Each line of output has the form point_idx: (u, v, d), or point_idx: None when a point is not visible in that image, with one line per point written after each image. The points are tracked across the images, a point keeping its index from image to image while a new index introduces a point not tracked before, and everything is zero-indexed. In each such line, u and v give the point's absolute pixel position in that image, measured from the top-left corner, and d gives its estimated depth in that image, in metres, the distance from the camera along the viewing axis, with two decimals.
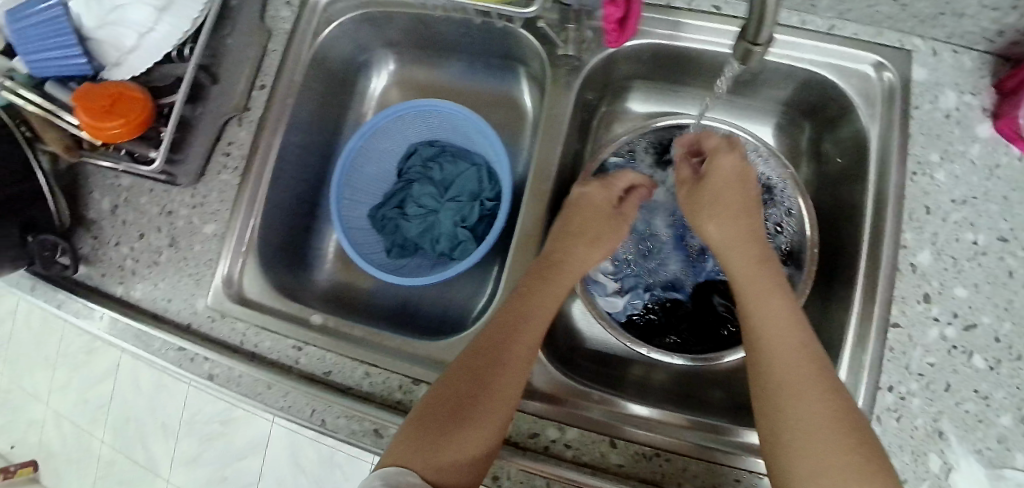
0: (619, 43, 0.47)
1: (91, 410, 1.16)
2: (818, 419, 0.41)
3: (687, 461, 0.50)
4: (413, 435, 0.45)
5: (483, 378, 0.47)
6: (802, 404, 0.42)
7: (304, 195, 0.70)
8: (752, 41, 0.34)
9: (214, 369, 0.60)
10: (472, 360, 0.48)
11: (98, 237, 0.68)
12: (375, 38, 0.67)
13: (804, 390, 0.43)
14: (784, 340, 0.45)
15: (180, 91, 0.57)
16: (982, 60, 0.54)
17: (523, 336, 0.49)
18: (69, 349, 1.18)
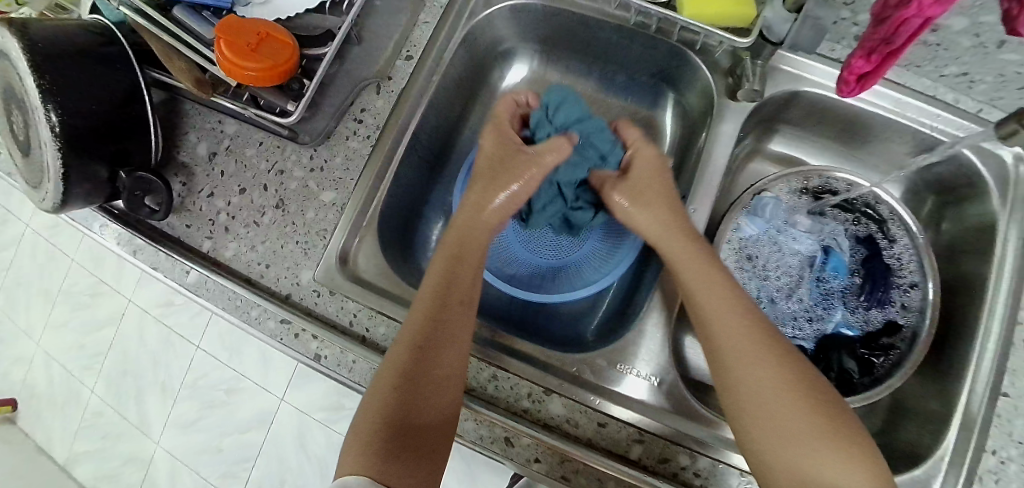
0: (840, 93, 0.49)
1: (87, 356, 1.08)
2: (785, 396, 0.44)
3: (665, 445, 0.51)
4: (368, 443, 0.46)
5: (420, 360, 0.48)
6: (758, 391, 0.45)
7: (424, 179, 0.66)
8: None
9: (323, 349, 0.56)
10: (400, 355, 0.49)
11: (187, 184, 0.61)
12: (525, 32, 0.65)
13: (766, 377, 0.45)
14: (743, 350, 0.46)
15: (333, 46, 0.53)
16: None
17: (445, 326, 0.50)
18: (72, 289, 1.10)
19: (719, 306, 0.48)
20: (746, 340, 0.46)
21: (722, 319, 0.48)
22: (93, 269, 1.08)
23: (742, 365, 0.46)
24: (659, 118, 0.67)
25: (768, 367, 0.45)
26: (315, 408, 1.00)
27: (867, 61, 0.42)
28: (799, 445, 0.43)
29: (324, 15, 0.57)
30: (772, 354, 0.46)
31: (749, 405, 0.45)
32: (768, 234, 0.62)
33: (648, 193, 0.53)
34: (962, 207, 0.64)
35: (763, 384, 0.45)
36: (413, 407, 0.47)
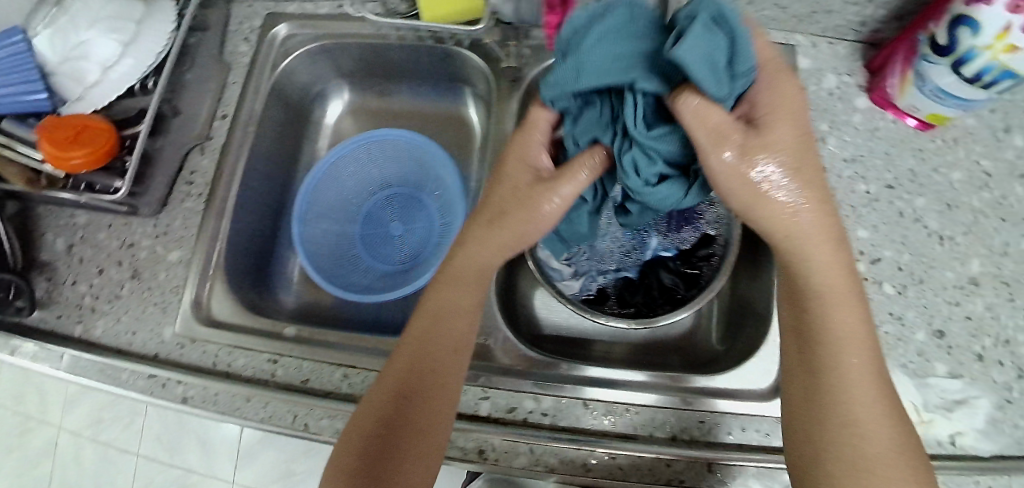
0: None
1: None
2: (877, 411, 0.43)
3: (652, 412, 0.56)
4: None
5: (402, 421, 0.47)
6: (864, 402, 0.43)
7: (267, 220, 0.72)
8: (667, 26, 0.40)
9: (188, 391, 0.60)
10: (384, 405, 0.48)
11: (52, 278, 0.66)
12: (329, 70, 0.73)
13: (866, 387, 0.43)
14: (849, 352, 0.44)
15: (144, 123, 0.60)
16: (853, 47, 0.66)
17: (428, 379, 0.49)
18: None
19: (842, 307, 0.44)
20: (857, 350, 0.44)
21: (840, 321, 0.44)
22: (16, 406, 1.07)
23: (846, 371, 0.43)
24: (466, 113, 0.75)
25: (863, 376, 0.43)
26: (268, 482, 1.01)
27: None
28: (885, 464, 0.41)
29: (137, 97, 0.63)
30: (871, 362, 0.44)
31: (839, 417, 0.42)
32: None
33: (801, 157, 0.42)
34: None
35: (861, 391, 0.43)
36: (386, 459, 0.46)
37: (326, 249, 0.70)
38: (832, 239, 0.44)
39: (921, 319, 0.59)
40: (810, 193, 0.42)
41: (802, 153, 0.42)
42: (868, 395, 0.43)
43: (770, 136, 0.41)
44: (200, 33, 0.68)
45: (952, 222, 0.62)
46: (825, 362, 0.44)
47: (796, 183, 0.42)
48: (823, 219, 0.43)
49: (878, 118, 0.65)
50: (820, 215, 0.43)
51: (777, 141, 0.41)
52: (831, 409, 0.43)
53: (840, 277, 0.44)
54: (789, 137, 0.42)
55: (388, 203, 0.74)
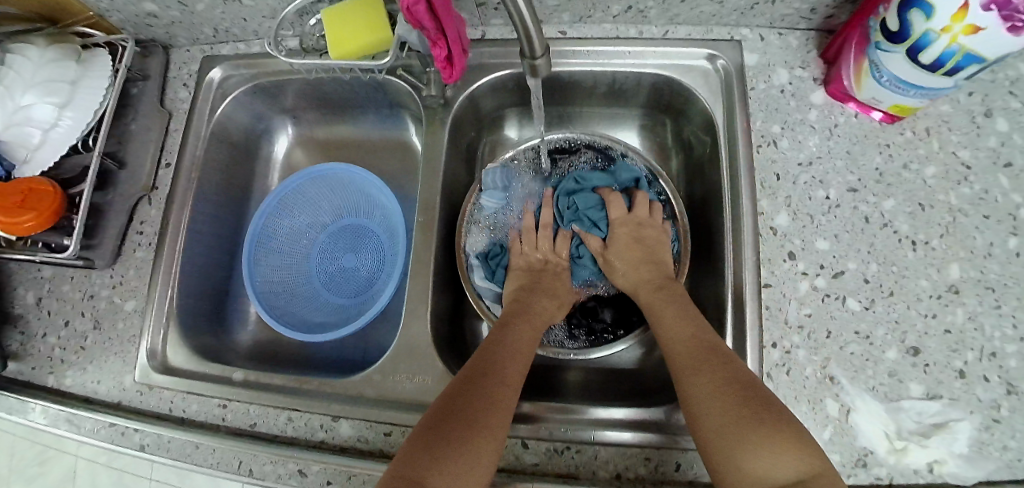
0: (458, 79, 0.53)
1: None
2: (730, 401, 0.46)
3: (596, 449, 0.53)
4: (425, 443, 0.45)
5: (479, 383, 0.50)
6: (710, 388, 0.47)
7: (221, 261, 0.73)
8: (530, 56, 0.40)
9: (144, 439, 0.61)
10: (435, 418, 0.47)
11: (26, 331, 0.70)
12: (272, 108, 0.74)
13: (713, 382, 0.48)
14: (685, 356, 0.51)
15: (86, 181, 0.63)
16: (805, 37, 0.61)
17: (504, 357, 0.53)
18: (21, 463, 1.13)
19: (668, 317, 0.54)
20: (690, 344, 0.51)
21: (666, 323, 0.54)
22: (35, 438, 1.13)
23: (687, 365, 0.50)
24: (409, 138, 0.75)
25: (710, 360, 0.49)
26: None
27: (440, 47, 0.47)
28: (738, 433, 0.44)
29: (81, 154, 0.65)
30: (710, 352, 0.50)
31: (689, 403, 0.48)
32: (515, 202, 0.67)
33: (636, 251, 0.61)
34: (687, 116, 0.66)
35: (706, 375, 0.48)
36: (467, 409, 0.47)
37: (277, 289, 0.71)
38: (655, 288, 0.58)
39: (892, 337, 0.54)
40: (643, 269, 0.60)
41: (647, 243, 0.61)
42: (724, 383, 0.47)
43: (617, 239, 0.62)
44: (140, 82, 0.70)
45: (926, 225, 0.56)
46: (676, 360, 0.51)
47: (624, 269, 0.61)
48: (644, 277, 0.59)
49: (838, 112, 0.59)
50: (648, 272, 0.59)
51: (630, 245, 0.61)
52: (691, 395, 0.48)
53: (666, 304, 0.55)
54: (632, 229, 0.62)
55: (338, 238, 0.73)
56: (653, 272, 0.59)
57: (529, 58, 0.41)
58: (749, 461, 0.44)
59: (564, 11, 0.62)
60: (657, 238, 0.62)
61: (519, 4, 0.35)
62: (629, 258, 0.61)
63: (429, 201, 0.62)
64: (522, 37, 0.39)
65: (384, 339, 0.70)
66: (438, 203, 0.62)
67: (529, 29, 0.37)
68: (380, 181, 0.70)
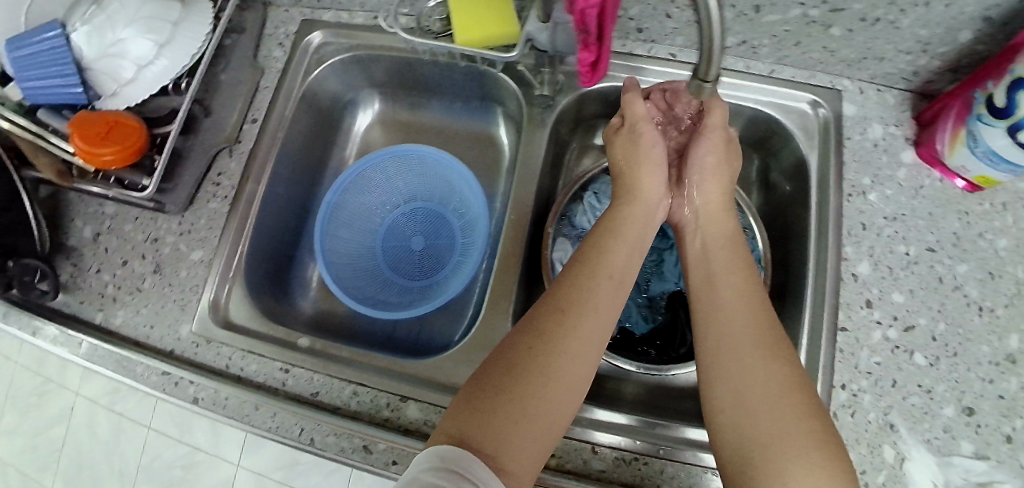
0: (591, 82, 0.54)
1: (37, 459, 1.10)
2: (777, 398, 0.42)
3: (663, 464, 0.54)
4: (470, 399, 0.43)
5: (539, 352, 0.45)
6: (766, 386, 0.43)
7: (289, 224, 0.72)
8: (702, 78, 0.41)
9: (199, 392, 0.60)
10: (493, 369, 0.45)
11: (77, 265, 0.68)
12: (363, 79, 0.73)
13: (762, 371, 0.44)
14: (740, 334, 0.46)
15: (176, 123, 0.61)
16: (901, 97, 0.64)
17: (577, 325, 0.47)
18: (17, 393, 1.11)
19: (739, 292, 0.49)
20: (746, 321, 0.47)
21: (722, 293, 0.50)
22: (37, 368, 1.11)
23: (749, 356, 0.45)
24: (495, 133, 0.74)
25: (769, 356, 0.45)
26: (272, 468, 1.05)
27: (590, 52, 0.47)
28: (788, 447, 0.40)
29: (170, 96, 0.64)
30: (778, 350, 0.45)
31: (738, 389, 0.44)
32: (600, 203, 0.66)
33: (715, 169, 0.57)
34: (777, 155, 0.68)
35: (761, 371, 0.44)
36: (520, 370, 0.44)
37: (346, 262, 0.70)
38: (728, 242, 0.54)
39: (951, 394, 0.56)
40: (712, 180, 0.57)
41: (721, 174, 0.57)
42: (771, 374, 0.44)
43: (707, 136, 0.57)
44: (236, 34, 0.69)
45: (994, 293, 0.58)
46: (715, 337, 0.47)
47: (703, 185, 0.57)
48: (713, 201, 0.57)
49: (924, 174, 0.61)
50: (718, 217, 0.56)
51: (720, 168, 0.57)
52: (728, 392, 0.44)
53: (732, 265, 0.52)
54: (719, 141, 0.57)
55: (411, 216, 0.74)
56: (726, 223, 0.56)
57: (698, 78, 0.42)
58: (799, 484, 0.38)
59: (679, 35, 0.62)
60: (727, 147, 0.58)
61: (715, 22, 0.36)
62: (695, 164, 0.57)
63: (522, 199, 0.63)
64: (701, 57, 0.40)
65: (445, 329, 0.69)
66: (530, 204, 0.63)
67: (715, 51, 0.38)
68: (465, 170, 0.70)
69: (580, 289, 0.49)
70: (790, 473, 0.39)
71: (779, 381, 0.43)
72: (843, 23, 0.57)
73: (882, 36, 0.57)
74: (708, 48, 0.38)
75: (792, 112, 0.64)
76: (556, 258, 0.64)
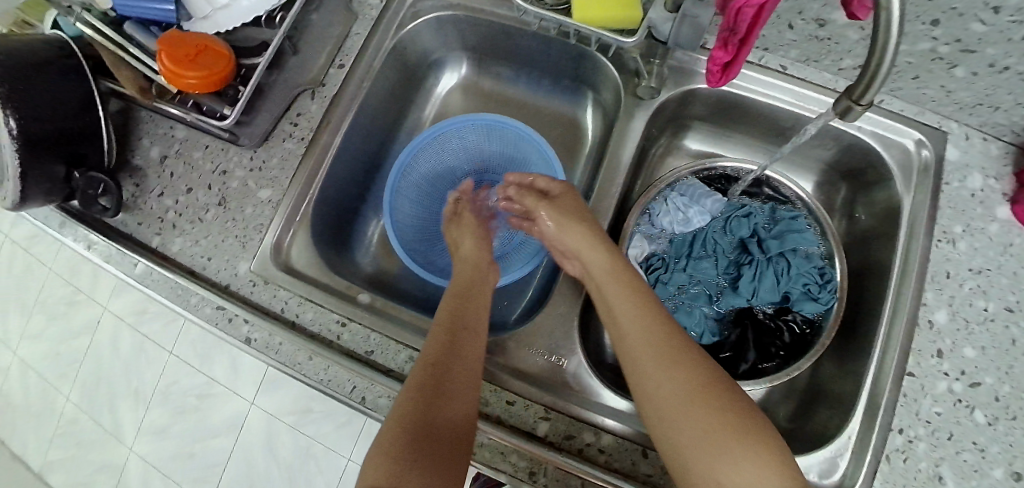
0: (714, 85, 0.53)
1: (61, 364, 1.15)
2: (696, 408, 0.44)
3: None
4: (382, 455, 0.43)
5: (439, 389, 0.47)
6: (680, 396, 0.45)
7: (359, 177, 0.71)
8: (856, 99, 0.40)
9: (252, 333, 0.59)
10: (399, 421, 0.45)
11: (140, 185, 0.66)
12: (455, 41, 0.71)
13: (674, 385, 0.45)
14: (644, 355, 0.48)
15: (265, 57, 0.59)
16: (1006, 150, 0.62)
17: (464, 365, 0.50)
18: (50, 298, 1.16)
19: (625, 312, 0.51)
20: (648, 342, 0.48)
21: (623, 322, 0.51)
22: (68, 279, 1.16)
23: (656, 371, 0.47)
24: (581, 118, 0.73)
25: (677, 363, 0.47)
26: (285, 411, 1.07)
27: (727, 51, 0.47)
28: (714, 449, 0.42)
29: (261, 28, 0.61)
30: (675, 358, 0.47)
31: (659, 404, 0.45)
32: (685, 208, 0.66)
33: (561, 212, 0.58)
34: (869, 192, 0.68)
35: (673, 380, 0.46)
36: (426, 416, 0.46)
37: (412, 224, 0.70)
38: (605, 274, 0.54)
39: (1003, 456, 0.55)
40: (574, 226, 0.57)
41: (568, 220, 0.58)
42: (685, 383, 0.45)
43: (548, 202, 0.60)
44: None
45: None
46: (634, 355, 0.49)
47: (568, 236, 0.57)
48: (581, 242, 0.56)
49: (1015, 233, 0.60)
50: (589, 241, 0.55)
51: (569, 213, 0.58)
52: (653, 405, 0.46)
53: (614, 291, 0.53)
54: (570, 203, 0.59)
55: (483, 187, 0.74)
56: (601, 253, 0.55)
57: (850, 99, 0.41)
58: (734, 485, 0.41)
59: (795, 48, 0.59)
60: (574, 202, 0.59)
61: (895, 41, 0.35)
62: (548, 226, 0.59)
63: (605, 190, 0.62)
64: (862, 75, 0.39)
65: (502, 308, 0.69)
66: (611, 196, 0.62)
67: (884, 72, 0.37)
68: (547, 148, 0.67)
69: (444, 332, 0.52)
70: (727, 475, 0.41)
71: (692, 387, 0.45)
72: (971, 65, 0.54)
73: (1006, 85, 0.55)
74: (876, 68, 0.37)
75: (891, 147, 0.63)
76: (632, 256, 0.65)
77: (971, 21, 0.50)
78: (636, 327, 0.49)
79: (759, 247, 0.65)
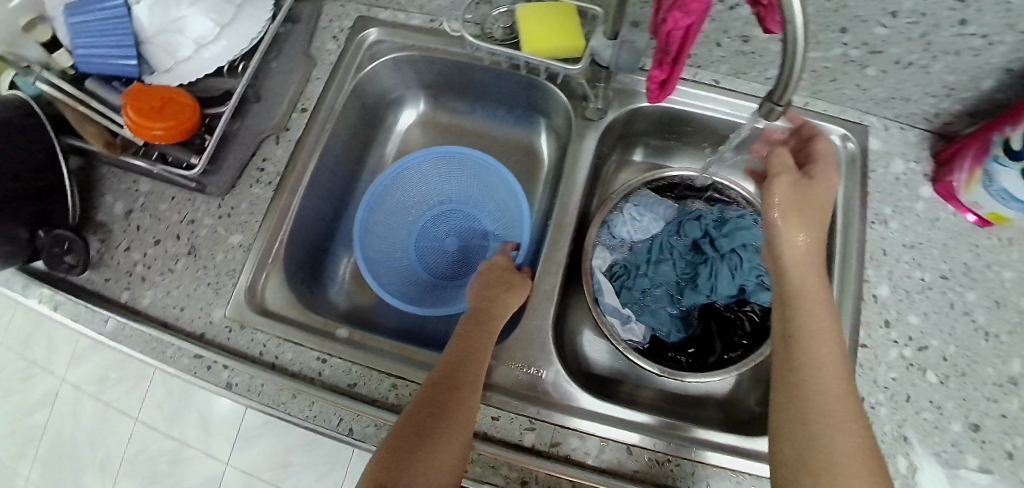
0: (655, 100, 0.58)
1: (20, 442, 1.15)
2: (855, 462, 0.41)
3: (695, 466, 0.55)
4: (387, 453, 0.47)
5: (445, 399, 0.50)
6: (849, 447, 0.42)
7: (327, 216, 0.72)
8: (776, 101, 0.45)
9: (234, 378, 0.59)
10: (403, 430, 0.49)
11: (105, 241, 0.66)
12: (413, 80, 0.75)
13: (842, 433, 0.42)
14: (834, 391, 0.44)
15: (230, 106, 0.62)
16: (922, 136, 0.69)
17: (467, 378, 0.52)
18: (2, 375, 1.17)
19: (818, 337, 0.46)
20: (845, 379, 0.45)
21: (814, 345, 0.46)
22: (22, 352, 1.17)
23: (829, 414, 0.43)
24: (536, 143, 0.77)
25: (850, 419, 0.43)
26: (262, 468, 1.07)
27: (663, 70, 0.51)
28: None
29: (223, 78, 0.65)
30: (852, 407, 0.44)
31: (821, 442, 0.42)
32: (641, 216, 0.70)
33: (805, 198, 0.49)
34: None
35: (841, 433, 0.42)
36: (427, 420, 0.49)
37: (382, 259, 0.71)
38: (813, 277, 0.49)
39: (958, 411, 0.59)
40: (808, 228, 0.49)
41: (811, 196, 0.50)
42: (849, 434, 0.42)
43: (814, 187, 0.50)
44: (290, 26, 0.70)
45: (999, 320, 0.62)
46: (802, 380, 0.45)
47: (791, 227, 0.49)
48: (814, 231, 0.49)
49: (940, 208, 0.66)
50: (812, 248, 0.49)
51: (812, 206, 0.50)
52: (798, 434, 0.43)
53: (820, 306, 0.47)
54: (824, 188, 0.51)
55: (448, 217, 0.75)
56: (813, 265, 0.49)
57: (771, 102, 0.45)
58: None
59: (725, 63, 0.66)
60: (829, 164, 0.52)
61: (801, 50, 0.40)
62: (778, 202, 0.50)
63: (567, 204, 0.66)
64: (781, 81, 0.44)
65: None
66: (572, 210, 0.66)
67: (794, 75, 0.42)
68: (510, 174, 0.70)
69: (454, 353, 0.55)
70: None
71: (859, 445, 0.42)
72: (879, 64, 0.62)
73: (911, 78, 0.62)
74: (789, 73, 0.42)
75: None
76: (596, 265, 0.68)
77: (874, 26, 0.57)
78: (836, 360, 0.45)
79: (712, 245, 0.67)
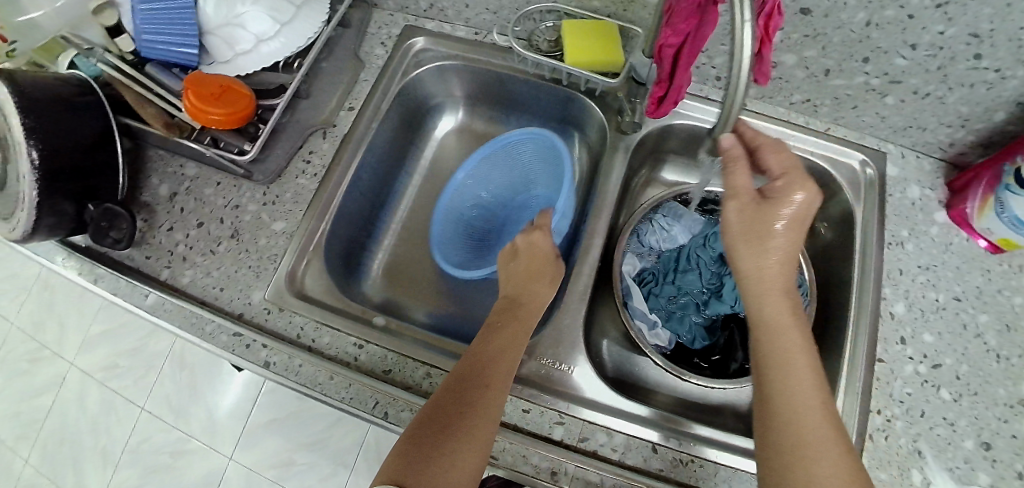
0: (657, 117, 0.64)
1: (21, 424, 1.16)
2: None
3: (719, 467, 0.56)
4: (402, 455, 0.48)
5: (461, 404, 0.50)
6: (834, 473, 0.41)
7: (365, 212, 0.74)
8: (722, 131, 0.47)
9: (270, 357, 0.60)
10: (421, 431, 0.50)
11: (149, 221, 0.68)
12: (453, 88, 0.79)
13: (830, 460, 0.42)
14: (812, 418, 0.43)
15: (285, 98, 0.66)
16: (937, 165, 0.72)
17: (489, 382, 0.52)
18: (9, 355, 1.18)
19: (800, 364, 0.46)
20: (823, 408, 0.44)
21: (796, 373, 0.45)
22: (34, 334, 1.18)
23: (805, 439, 0.43)
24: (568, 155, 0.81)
25: (826, 452, 0.42)
26: (266, 466, 1.07)
27: (661, 86, 0.58)
28: None
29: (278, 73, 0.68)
30: (836, 434, 0.43)
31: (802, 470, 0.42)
32: (670, 227, 0.73)
33: (762, 220, 0.47)
34: (825, 207, 0.77)
35: (826, 462, 0.42)
36: (442, 424, 0.50)
37: (459, 254, 0.74)
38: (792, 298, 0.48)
39: (971, 428, 0.61)
40: (783, 250, 0.47)
41: (766, 218, 0.47)
42: (836, 463, 0.42)
43: (773, 208, 0.47)
44: (342, 30, 0.74)
45: (1011, 343, 0.64)
46: (778, 411, 0.44)
47: (753, 253, 0.48)
48: (788, 256, 0.48)
49: (954, 233, 0.69)
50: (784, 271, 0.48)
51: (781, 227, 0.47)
52: (774, 464, 0.43)
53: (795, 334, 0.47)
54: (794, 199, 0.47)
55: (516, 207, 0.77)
56: (782, 292, 0.48)
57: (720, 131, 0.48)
58: None
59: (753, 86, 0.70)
60: (798, 173, 0.48)
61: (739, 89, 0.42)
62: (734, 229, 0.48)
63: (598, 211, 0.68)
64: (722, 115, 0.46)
65: None
66: (602, 216, 0.68)
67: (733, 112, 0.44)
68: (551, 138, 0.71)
69: (473, 357, 0.54)
70: None
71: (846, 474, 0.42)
72: (898, 93, 0.66)
73: (927, 108, 0.66)
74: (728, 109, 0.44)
75: (839, 166, 0.73)
76: (626, 271, 0.72)
77: (895, 57, 0.61)
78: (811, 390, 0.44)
79: None
